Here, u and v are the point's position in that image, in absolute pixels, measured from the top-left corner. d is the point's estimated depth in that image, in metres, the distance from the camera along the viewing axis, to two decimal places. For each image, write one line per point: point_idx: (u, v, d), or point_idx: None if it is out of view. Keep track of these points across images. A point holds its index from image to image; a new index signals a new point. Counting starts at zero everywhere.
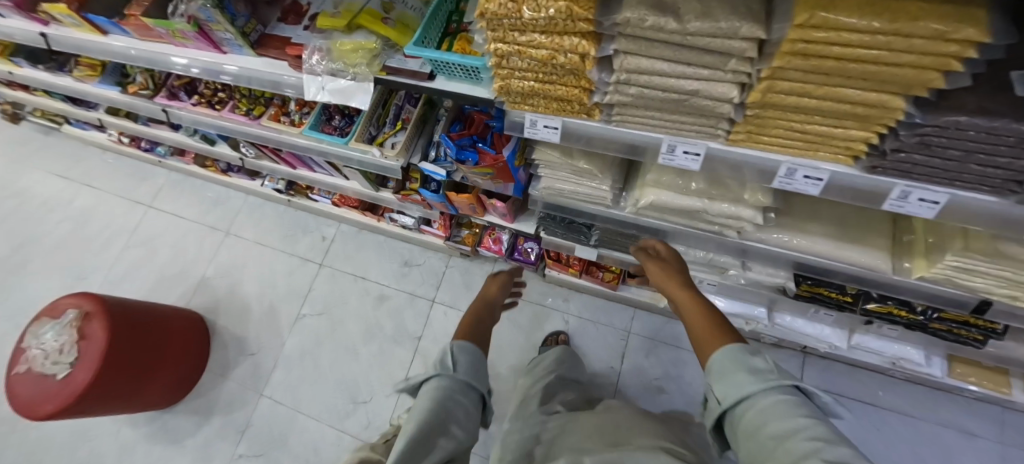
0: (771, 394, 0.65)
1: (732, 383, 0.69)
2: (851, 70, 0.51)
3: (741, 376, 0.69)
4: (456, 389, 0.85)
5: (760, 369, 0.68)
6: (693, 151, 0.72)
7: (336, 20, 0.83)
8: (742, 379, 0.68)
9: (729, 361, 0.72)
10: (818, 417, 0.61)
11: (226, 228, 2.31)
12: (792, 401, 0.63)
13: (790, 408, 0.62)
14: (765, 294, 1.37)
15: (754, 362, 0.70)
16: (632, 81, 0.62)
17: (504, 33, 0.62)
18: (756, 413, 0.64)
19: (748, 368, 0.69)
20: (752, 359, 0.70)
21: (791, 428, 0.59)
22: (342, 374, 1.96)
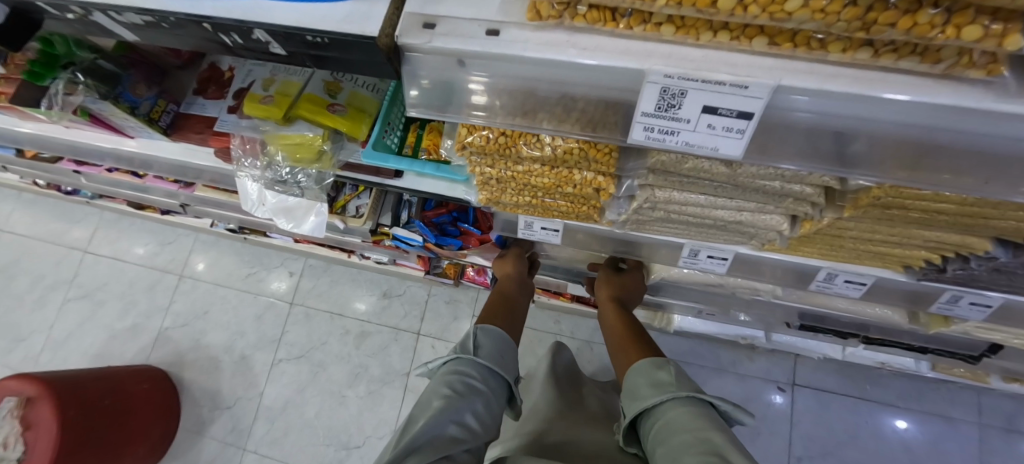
0: (670, 404, 0.61)
1: (639, 398, 0.66)
2: (940, 219, 0.41)
3: (645, 391, 0.66)
4: (475, 374, 0.69)
5: (663, 382, 0.65)
6: (719, 256, 0.63)
7: (268, 108, 0.64)
8: (645, 393, 0.66)
9: (638, 377, 0.69)
10: (717, 425, 0.56)
11: (179, 270, 2.10)
12: (693, 412, 0.59)
13: (691, 419, 0.58)
14: (763, 322, 1.33)
15: (659, 376, 0.67)
16: (658, 208, 0.50)
17: (493, 160, 0.48)
18: (656, 427, 0.61)
19: (653, 382, 0.66)
20: (656, 373, 0.68)
21: (683, 441, 0.55)
22: (330, 420, 1.84)
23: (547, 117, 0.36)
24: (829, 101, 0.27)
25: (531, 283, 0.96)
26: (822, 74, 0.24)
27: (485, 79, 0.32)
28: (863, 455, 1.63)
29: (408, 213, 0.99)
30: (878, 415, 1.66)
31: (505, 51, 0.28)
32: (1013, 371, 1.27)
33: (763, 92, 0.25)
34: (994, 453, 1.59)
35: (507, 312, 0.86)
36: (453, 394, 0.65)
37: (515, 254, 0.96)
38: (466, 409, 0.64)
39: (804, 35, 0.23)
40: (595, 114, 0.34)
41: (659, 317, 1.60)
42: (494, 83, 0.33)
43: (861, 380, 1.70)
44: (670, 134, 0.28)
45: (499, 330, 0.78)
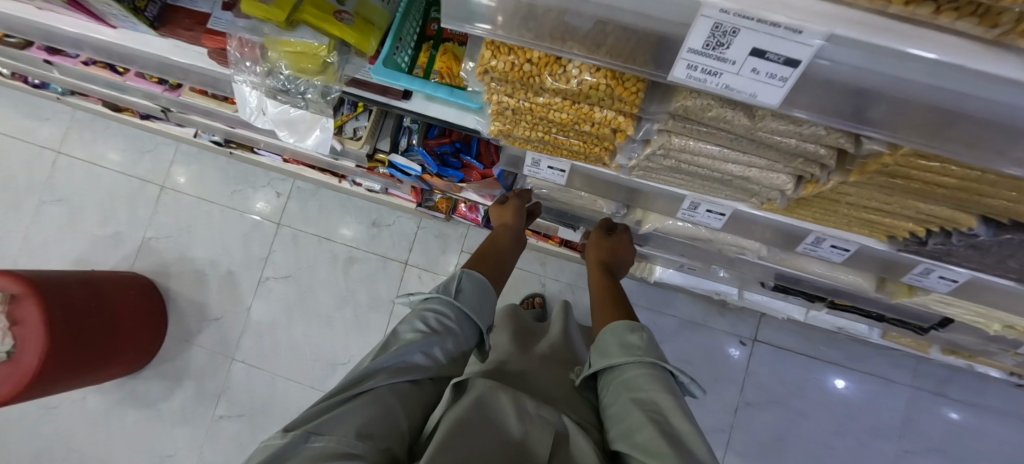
0: (634, 367, 0.65)
1: (606, 356, 0.69)
2: (938, 193, 0.43)
3: (614, 349, 0.69)
4: (451, 314, 0.67)
5: (633, 345, 0.68)
6: (717, 211, 0.65)
7: (268, 9, 0.58)
8: (613, 352, 0.69)
9: (611, 336, 0.72)
10: (671, 391, 0.61)
11: (160, 181, 2.04)
12: (650, 376, 0.63)
13: (650, 384, 0.62)
14: (739, 281, 1.40)
15: (630, 338, 0.69)
16: (669, 156, 0.51)
17: (511, 89, 0.47)
18: (617, 385, 0.65)
19: (623, 343, 0.69)
20: (628, 335, 0.70)
21: (641, 401, 0.60)
22: (316, 338, 1.91)
23: (576, 44, 0.37)
24: (875, 59, 0.27)
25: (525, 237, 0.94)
26: (873, 27, 0.24)
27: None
28: (805, 406, 1.79)
29: (408, 141, 0.98)
30: (825, 372, 1.81)
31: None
32: (955, 343, 1.38)
33: (816, 40, 0.24)
34: (921, 413, 1.77)
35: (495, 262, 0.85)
36: (427, 329, 0.63)
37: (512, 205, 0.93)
38: (438, 345, 0.63)
39: None
40: (627, 42, 0.34)
41: (641, 268, 1.65)
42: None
43: (817, 341, 1.83)
44: (712, 75, 0.29)
45: (482, 277, 0.76)
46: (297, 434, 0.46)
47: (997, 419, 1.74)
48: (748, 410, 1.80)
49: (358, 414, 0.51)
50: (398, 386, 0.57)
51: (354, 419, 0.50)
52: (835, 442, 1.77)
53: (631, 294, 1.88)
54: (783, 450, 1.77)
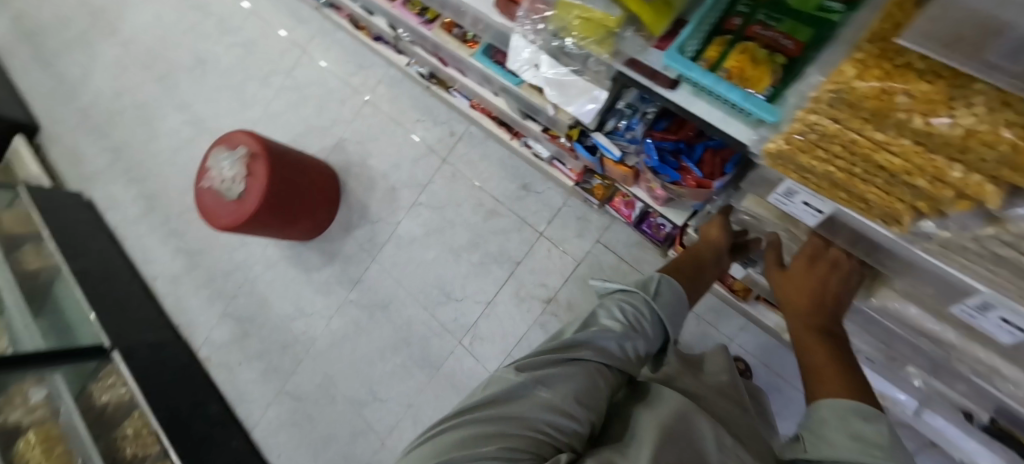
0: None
1: (822, 436, 0.58)
2: None
3: (839, 437, 0.57)
4: (645, 313, 0.71)
5: (865, 438, 0.55)
6: (1015, 324, 0.53)
7: None
8: (834, 437, 0.57)
9: (832, 419, 0.60)
10: None
11: (366, 93, 2.34)
12: None
13: None
14: (920, 393, 1.17)
15: (865, 431, 0.56)
16: (1017, 244, 0.40)
17: (843, 117, 0.42)
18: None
19: (855, 435, 0.56)
20: (862, 426, 0.57)
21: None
22: (442, 269, 2.08)
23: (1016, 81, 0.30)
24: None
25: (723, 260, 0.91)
26: None
27: None
28: None
29: (616, 123, 0.99)
30: None
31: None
32: None
33: None
34: None
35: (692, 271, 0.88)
36: (624, 322, 0.69)
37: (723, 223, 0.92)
38: (632, 339, 0.68)
39: None
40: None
41: (794, 330, 1.46)
42: None
43: None
44: None
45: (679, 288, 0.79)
46: (528, 379, 0.58)
47: None
48: None
49: (571, 381, 0.60)
50: (600, 367, 0.63)
51: (570, 384, 0.59)
52: None
53: (764, 351, 1.69)
54: None
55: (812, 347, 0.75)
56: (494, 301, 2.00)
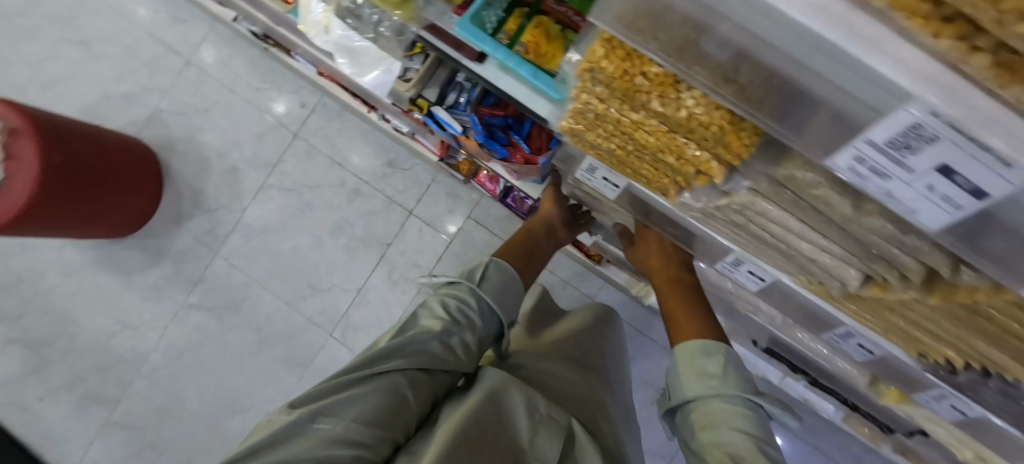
0: (711, 401, 0.62)
1: (708, 417, 0.62)
2: (1010, 342, 0.41)
3: (690, 378, 0.67)
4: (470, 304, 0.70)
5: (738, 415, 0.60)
6: (758, 275, 0.63)
7: None
8: (717, 420, 0.61)
9: (717, 403, 0.62)
10: (759, 434, 0.58)
11: (187, 55, 1.95)
12: (731, 411, 0.60)
13: (729, 419, 0.59)
14: (730, 331, 1.40)
15: (705, 365, 0.67)
16: (744, 212, 0.47)
17: (602, 98, 0.43)
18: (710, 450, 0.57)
19: (700, 372, 0.66)
20: (705, 361, 0.67)
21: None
22: (303, 257, 1.89)
23: (706, 71, 0.32)
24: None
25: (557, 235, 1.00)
26: None
27: None
28: None
29: (457, 98, 0.93)
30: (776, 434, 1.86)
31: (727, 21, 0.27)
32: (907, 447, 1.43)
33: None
34: None
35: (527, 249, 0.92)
36: (446, 317, 0.67)
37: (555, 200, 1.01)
38: (456, 334, 0.66)
39: None
40: (763, 82, 0.30)
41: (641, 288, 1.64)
42: None
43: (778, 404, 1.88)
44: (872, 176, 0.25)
45: (510, 269, 0.79)
46: (301, 415, 0.52)
47: None
48: None
49: (368, 399, 0.56)
50: (412, 372, 0.61)
51: (363, 405, 0.55)
52: None
53: (620, 308, 1.88)
54: None
55: (670, 299, 0.82)
56: (364, 288, 1.87)
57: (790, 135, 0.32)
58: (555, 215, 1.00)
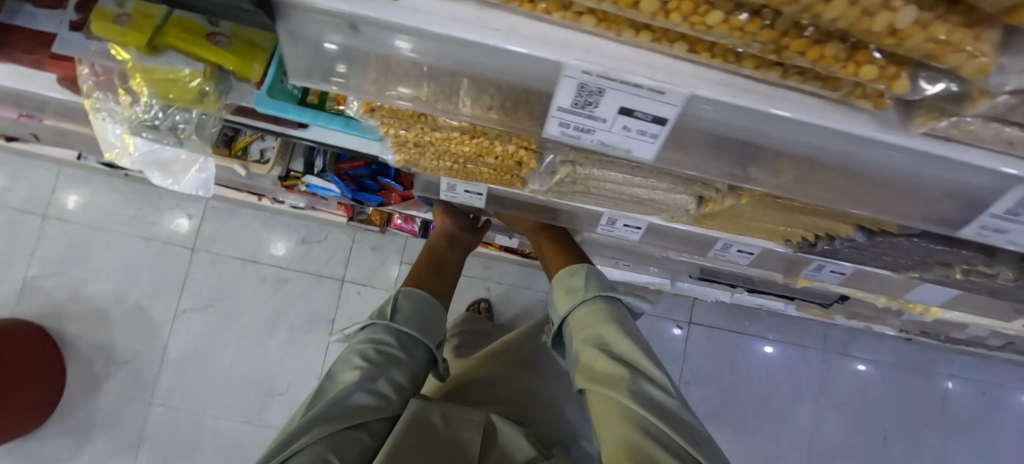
0: (580, 309, 0.78)
1: (585, 331, 0.74)
2: (820, 208, 0.46)
3: (565, 298, 0.81)
4: (388, 342, 0.73)
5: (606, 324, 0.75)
6: (634, 225, 0.67)
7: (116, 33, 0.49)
8: (593, 332, 0.75)
9: (588, 317, 0.76)
10: (614, 319, 0.75)
11: (40, 211, 1.76)
12: (598, 311, 0.76)
13: (597, 316, 0.75)
14: (671, 274, 1.47)
15: (573, 281, 0.82)
16: (577, 182, 0.50)
17: (399, 130, 0.46)
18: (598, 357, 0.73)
19: (569, 289, 0.81)
20: (572, 279, 0.82)
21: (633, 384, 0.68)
22: (248, 368, 1.76)
23: (475, 105, 0.34)
24: (744, 121, 0.26)
25: (461, 239, 1.00)
26: (734, 86, 0.24)
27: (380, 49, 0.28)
28: (737, 378, 1.96)
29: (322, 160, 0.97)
30: (750, 346, 1.98)
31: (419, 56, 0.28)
32: (854, 312, 1.56)
33: (678, 100, 0.24)
34: (829, 371, 2.00)
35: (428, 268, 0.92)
36: (366, 364, 0.70)
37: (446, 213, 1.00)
38: (381, 377, 0.69)
39: (720, 47, 0.22)
40: (521, 103, 0.32)
41: None
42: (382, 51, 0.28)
43: (743, 318, 1.99)
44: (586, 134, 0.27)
45: (421, 293, 0.83)
46: None
47: (878, 369, 2.04)
48: (689, 388, 1.94)
49: None
50: (342, 431, 0.62)
51: None
52: (760, 406, 1.97)
53: None
54: (717, 420, 1.95)
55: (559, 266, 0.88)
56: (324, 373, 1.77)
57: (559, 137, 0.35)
58: (449, 223, 0.99)
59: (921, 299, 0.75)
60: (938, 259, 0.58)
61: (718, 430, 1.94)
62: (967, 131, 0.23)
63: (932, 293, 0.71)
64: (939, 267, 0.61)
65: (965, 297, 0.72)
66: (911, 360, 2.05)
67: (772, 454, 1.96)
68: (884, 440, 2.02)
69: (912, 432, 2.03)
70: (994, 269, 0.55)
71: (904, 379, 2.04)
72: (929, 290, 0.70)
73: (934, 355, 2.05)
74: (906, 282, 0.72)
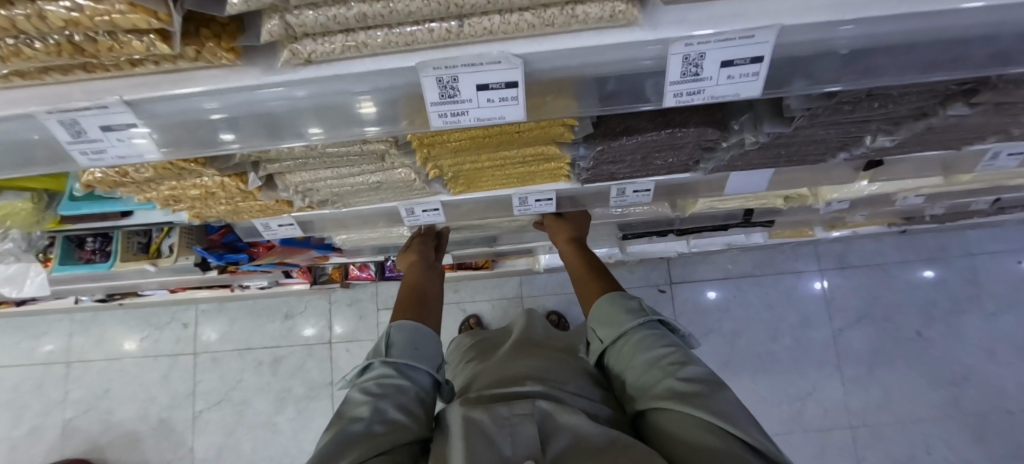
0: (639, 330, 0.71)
1: (635, 349, 0.68)
2: (494, 142, 0.51)
3: (621, 317, 0.74)
4: (392, 373, 0.66)
5: (636, 309, 0.74)
6: (430, 208, 0.71)
7: None
8: (623, 319, 0.73)
9: (608, 306, 0.77)
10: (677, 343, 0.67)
11: (64, 359, 1.99)
12: (649, 333, 0.70)
13: (655, 339, 0.68)
14: (607, 243, 1.47)
15: (630, 303, 0.76)
16: (310, 187, 0.57)
17: (142, 192, 0.54)
18: (630, 347, 0.69)
19: (627, 309, 0.75)
20: (628, 301, 0.76)
21: (658, 355, 0.65)
22: (268, 449, 1.87)
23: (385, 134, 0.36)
24: (200, 105, 0.32)
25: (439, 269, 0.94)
26: (141, 85, 0.31)
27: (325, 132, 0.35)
28: (736, 324, 1.89)
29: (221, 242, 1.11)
30: (743, 288, 1.90)
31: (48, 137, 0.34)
32: (814, 222, 1.49)
33: (119, 107, 0.31)
34: (836, 290, 1.89)
35: (417, 306, 0.82)
36: (375, 395, 0.62)
37: (416, 248, 0.94)
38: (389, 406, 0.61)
39: (90, 65, 0.29)
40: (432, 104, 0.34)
41: (534, 261, 1.71)
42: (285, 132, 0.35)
43: (723, 263, 1.92)
44: (98, 153, 0.34)
45: (414, 324, 0.75)
46: None
47: (890, 272, 1.90)
48: None
49: None
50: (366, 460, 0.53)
51: None
52: (774, 346, 1.87)
53: (547, 286, 1.95)
54: (731, 372, 1.86)
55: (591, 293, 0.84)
56: None
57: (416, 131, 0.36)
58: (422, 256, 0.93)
59: (749, 188, 0.75)
60: (689, 144, 0.59)
61: (736, 381, 1.85)
62: (314, 51, 0.28)
63: (746, 179, 0.73)
64: (705, 153, 0.62)
65: (781, 172, 0.72)
66: (922, 251, 1.90)
67: (802, 391, 1.83)
68: (923, 343, 1.85)
69: (950, 325, 1.85)
70: (739, 136, 0.55)
71: (923, 272, 1.88)
72: (739, 177, 0.72)
73: (945, 238, 1.90)
74: (718, 176, 0.73)
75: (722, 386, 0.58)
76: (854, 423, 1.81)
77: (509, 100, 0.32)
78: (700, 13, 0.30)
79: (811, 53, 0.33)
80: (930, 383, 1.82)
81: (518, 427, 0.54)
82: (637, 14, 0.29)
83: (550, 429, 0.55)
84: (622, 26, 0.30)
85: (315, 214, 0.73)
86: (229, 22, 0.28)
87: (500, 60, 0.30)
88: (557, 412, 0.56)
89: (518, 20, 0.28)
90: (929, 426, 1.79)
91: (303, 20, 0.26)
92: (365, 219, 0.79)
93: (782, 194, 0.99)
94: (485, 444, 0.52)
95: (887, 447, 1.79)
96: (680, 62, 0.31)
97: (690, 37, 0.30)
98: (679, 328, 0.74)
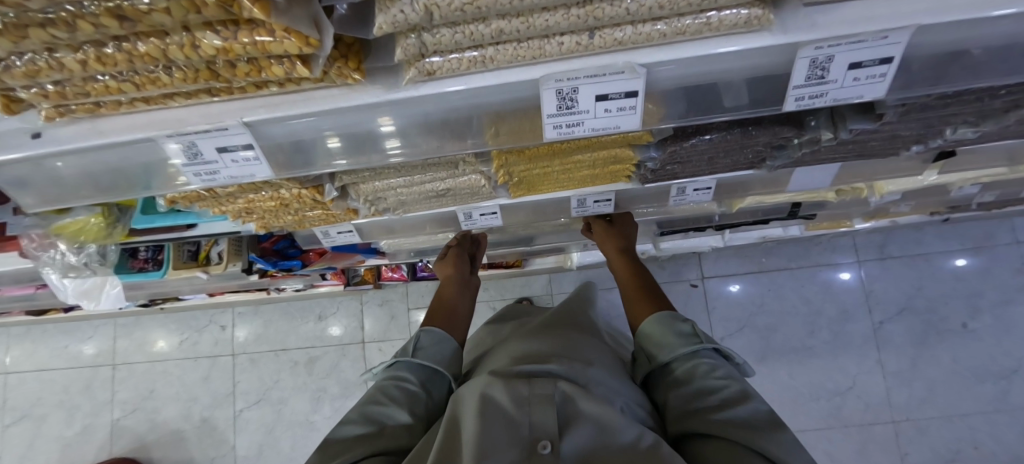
0: (690, 355, 0.65)
1: (686, 380, 0.61)
2: (570, 146, 0.50)
3: (672, 339, 0.68)
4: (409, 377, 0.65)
5: (688, 334, 0.68)
6: (489, 212, 0.70)
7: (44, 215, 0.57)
8: (672, 342, 0.68)
9: (659, 327, 0.71)
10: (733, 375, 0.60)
11: (109, 362, 2.05)
12: (700, 361, 0.63)
13: (707, 368, 0.62)
14: (643, 241, 1.45)
15: (680, 327, 0.70)
16: (379, 195, 0.57)
17: (217, 203, 0.54)
18: (678, 374, 0.63)
19: (678, 332, 0.69)
20: (678, 324, 0.70)
21: (707, 387, 0.58)
22: (306, 447, 1.91)
23: (475, 141, 0.36)
24: (307, 127, 0.32)
25: (471, 282, 0.92)
26: (264, 105, 0.31)
27: (335, 134, 0.34)
28: (772, 318, 1.86)
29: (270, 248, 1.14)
30: (777, 281, 1.87)
31: (163, 161, 0.35)
32: (857, 214, 1.44)
33: (240, 128, 0.31)
34: (873, 281, 1.85)
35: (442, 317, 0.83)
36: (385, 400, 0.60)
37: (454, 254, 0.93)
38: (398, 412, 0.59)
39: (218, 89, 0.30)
40: (529, 118, 0.34)
41: (566, 259, 1.70)
42: (338, 135, 0.34)
43: (756, 256, 1.89)
44: (212, 175, 0.35)
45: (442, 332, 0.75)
46: None
47: (931, 261, 1.84)
48: (727, 343, 1.85)
49: None
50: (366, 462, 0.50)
51: None
52: (810, 340, 1.84)
53: (577, 283, 1.94)
54: (768, 367, 1.83)
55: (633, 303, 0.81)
56: None
57: (496, 143, 0.36)
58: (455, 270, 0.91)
59: (811, 183, 0.73)
60: (762, 143, 0.55)
61: (772, 375, 1.82)
62: (441, 67, 0.28)
63: (811, 175, 0.71)
64: (775, 152, 0.60)
65: (847, 167, 0.70)
66: (966, 239, 1.83)
67: (841, 386, 1.80)
68: (967, 335, 1.80)
69: (997, 315, 1.79)
70: (814, 134, 0.51)
71: (966, 262, 1.82)
72: (803, 173, 0.70)
73: (991, 226, 1.83)
74: (781, 172, 0.71)
75: (771, 424, 0.51)
76: (896, 418, 1.77)
77: (627, 110, 0.32)
78: (834, 15, 0.29)
79: (941, 50, 0.31)
80: (974, 375, 1.77)
81: (536, 410, 0.48)
82: (772, 18, 0.28)
83: (571, 416, 0.48)
84: (752, 31, 0.29)
85: (374, 220, 0.72)
86: (353, 43, 0.28)
87: (624, 70, 0.29)
88: (579, 397, 0.50)
89: (651, 31, 0.27)
90: (975, 420, 1.75)
91: (440, 39, 0.26)
92: (419, 223, 0.78)
93: (835, 188, 0.97)
94: (505, 425, 0.46)
95: (931, 441, 1.75)
96: (808, 65, 0.31)
97: (822, 41, 0.29)
98: (731, 355, 0.68)
